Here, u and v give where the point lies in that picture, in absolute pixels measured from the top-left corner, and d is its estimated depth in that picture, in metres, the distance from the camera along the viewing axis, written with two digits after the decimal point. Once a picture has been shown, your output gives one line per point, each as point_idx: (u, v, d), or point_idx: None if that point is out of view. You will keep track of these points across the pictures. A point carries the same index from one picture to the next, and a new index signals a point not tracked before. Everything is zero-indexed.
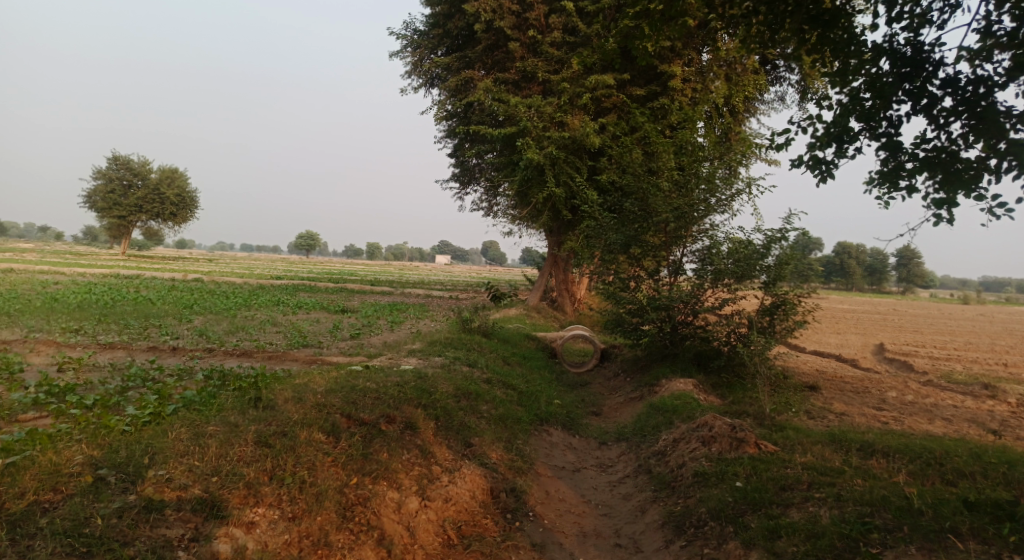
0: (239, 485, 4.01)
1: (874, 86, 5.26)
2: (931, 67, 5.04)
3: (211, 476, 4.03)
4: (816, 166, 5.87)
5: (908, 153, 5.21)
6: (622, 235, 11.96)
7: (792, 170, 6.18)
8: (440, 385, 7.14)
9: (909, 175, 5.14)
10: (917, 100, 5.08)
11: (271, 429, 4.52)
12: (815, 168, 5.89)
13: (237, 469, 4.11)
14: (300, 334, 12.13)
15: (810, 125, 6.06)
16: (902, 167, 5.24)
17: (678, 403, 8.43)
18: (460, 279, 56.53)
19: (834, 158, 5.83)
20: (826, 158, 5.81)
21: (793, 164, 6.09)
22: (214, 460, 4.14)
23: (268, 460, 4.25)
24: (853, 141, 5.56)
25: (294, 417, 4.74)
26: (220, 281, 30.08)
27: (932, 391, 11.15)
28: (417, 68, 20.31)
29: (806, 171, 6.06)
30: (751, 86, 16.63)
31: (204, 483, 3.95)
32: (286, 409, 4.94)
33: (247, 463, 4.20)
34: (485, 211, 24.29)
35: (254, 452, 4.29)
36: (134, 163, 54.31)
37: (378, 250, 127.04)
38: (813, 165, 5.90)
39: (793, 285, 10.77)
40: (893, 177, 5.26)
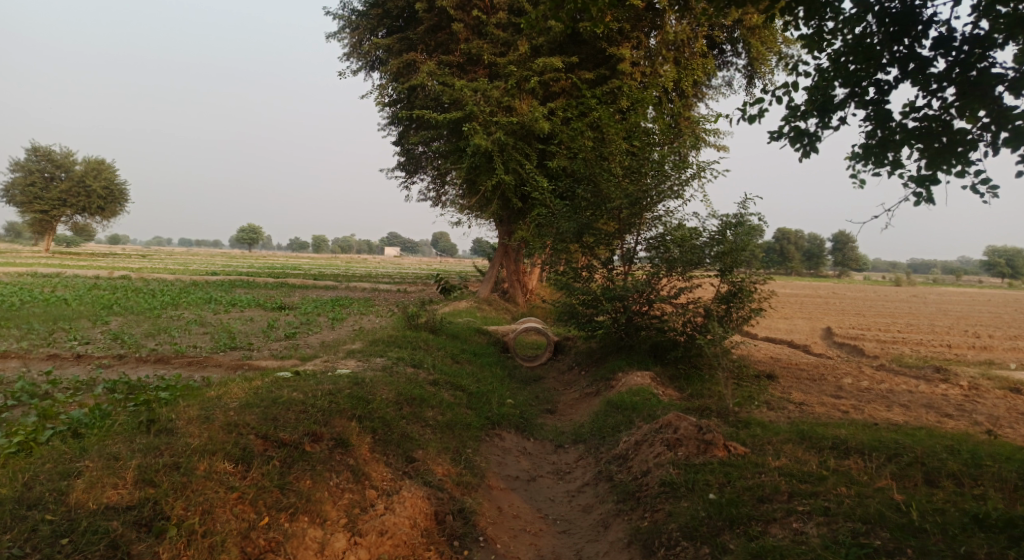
0: (98, 547, 3.22)
1: (860, 48, 4.79)
2: (923, 25, 4.60)
3: (61, 537, 3.24)
4: (798, 138, 5.39)
5: (899, 123, 4.78)
6: (575, 222, 11.43)
7: (770, 143, 5.65)
8: (379, 391, 6.44)
9: (901, 147, 4.72)
10: (908, 63, 4.65)
11: (159, 461, 3.75)
12: (797, 141, 5.41)
13: (101, 523, 3.33)
14: (229, 335, 11.16)
15: (787, 94, 5.55)
16: (892, 137, 4.81)
17: (638, 400, 7.95)
18: (409, 271, 55.43)
19: (817, 130, 5.35)
20: (810, 128, 5.31)
21: (772, 137, 5.59)
22: (70, 512, 3.37)
23: (148, 506, 3.48)
24: (837, 110, 5.09)
25: (192, 444, 3.97)
26: (150, 278, 28.35)
27: (885, 376, 11.06)
28: (356, 51, 19.30)
29: (786, 144, 5.55)
30: (700, 70, 16.33)
31: (45, 549, 3.16)
32: (186, 433, 4.16)
33: (117, 512, 3.43)
34: (433, 200, 23.46)
35: (132, 495, 3.52)
36: (57, 155, 51.04)
37: (323, 242, 124.02)
38: (794, 138, 5.41)
39: (748, 274, 10.42)
40: (884, 149, 4.83)
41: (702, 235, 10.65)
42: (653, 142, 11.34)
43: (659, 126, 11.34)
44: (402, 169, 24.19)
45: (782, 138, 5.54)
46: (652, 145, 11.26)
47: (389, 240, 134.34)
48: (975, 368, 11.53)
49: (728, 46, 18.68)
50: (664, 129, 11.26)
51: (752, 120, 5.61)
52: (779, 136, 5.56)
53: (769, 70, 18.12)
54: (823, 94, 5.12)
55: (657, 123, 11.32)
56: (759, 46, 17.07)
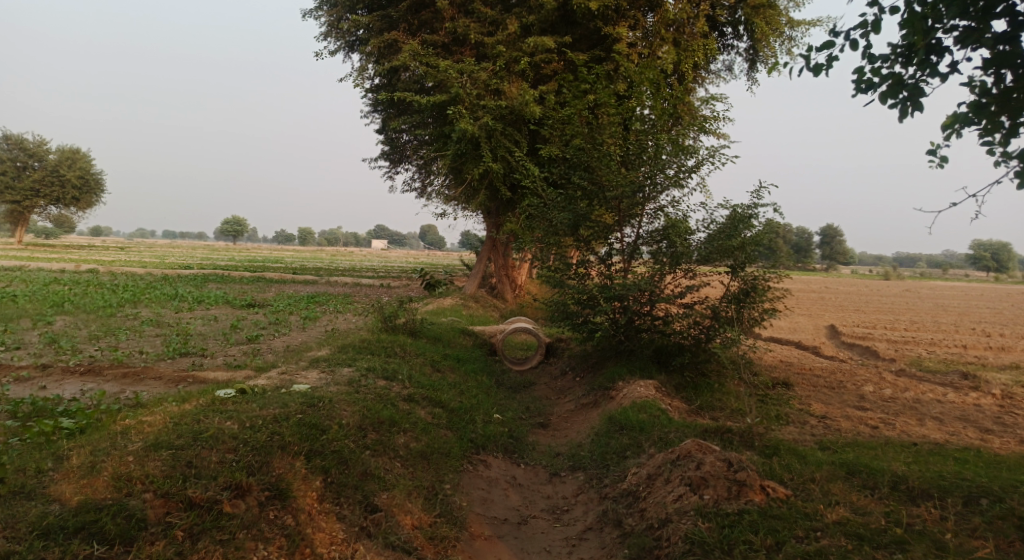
0: None
1: None
2: None
3: None
4: (894, 90, 4.26)
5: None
6: (570, 211, 10.32)
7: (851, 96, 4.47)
8: (341, 415, 5.35)
9: None
10: None
11: None
12: (892, 95, 4.28)
13: None
14: (184, 339, 9.97)
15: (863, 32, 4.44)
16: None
17: (645, 417, 6.89)
18: (395, 263, 54.16)
19: (915, 78, 4.26)
20: (910, 75, 4.23)
21: (856, 91, 4.43)
22: None
23: None
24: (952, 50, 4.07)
25: (42, 525, 3.02)
26: (118, 272, 26.96)
27: (908, 383, 10.08)
28: (334, 31, 18.06)
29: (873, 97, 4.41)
30: (701, 51, 15.30)
31: None
32: (55, 508, 3.17)
33: None
34: (418, 191, 22.29)
35: None
36: (29, 143, 49.28)
37: (310, 233, 122.06)
38: (888, 91, 4.28)
39: (759, 271, 9.44)
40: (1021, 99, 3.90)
41: (695, 234, 9.76)
42: (642, 123, 10.43)
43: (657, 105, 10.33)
44: (385, 159, 22.98)
45: (869, 90, 4.39)
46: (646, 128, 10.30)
47: (377, 233, 132.55)
48: (1004, 374, 10.57)
49: (729, 29, 17.67)
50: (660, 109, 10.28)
51: (829, 69, 4.40)
52: (864, 89, 4.41)
53: (772, 54, 17.11)
54: (932, 33, 4.06)
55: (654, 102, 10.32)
56: (763, 26, 16.04)
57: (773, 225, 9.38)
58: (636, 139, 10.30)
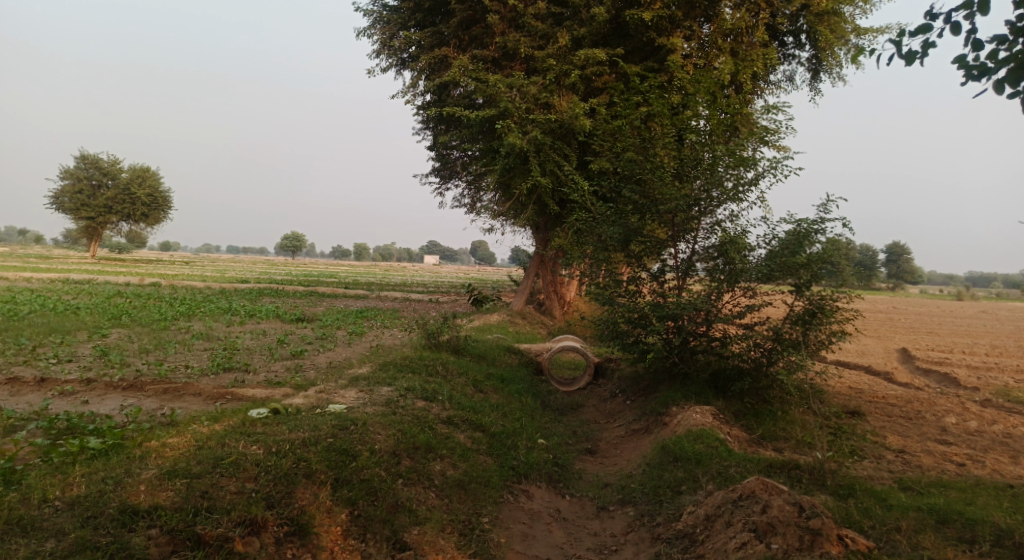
0: None
1: None
2: None
3: None
4: (1016, 73, 3.79)
5: None
6: (621, 226, 9.89)
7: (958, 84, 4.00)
8: (374, 439, 5.06)
9: None
10: None
11: None
12: (1013, 78, 3.80)
13: None
14: (229, 354, 9.93)
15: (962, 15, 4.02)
16: None
17: (701, 448, 6.37)
18: (445, 279, 54.42)
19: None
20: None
21: (967, 78, 3.93)
22: None
23: None
24: None
25: None
26: (178, 285, 27.78)
27: (996, 415, 9.18)
28: (386, 48, 18.13)
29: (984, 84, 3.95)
30: (760, 61, 14.67)
31: None
32: (50, 545, 3.08)
33: None
34: (468, 207, 22.19)
35: None
36: (104, 162, 51.80)
37: (364, 249, 124.38)
38: (1009, 74, 3.81)
39: (826, 290, 8.78)
40: None
41: (753, 250, 9.20)
42: (697, 134, 9.98)
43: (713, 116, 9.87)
44: (436, 175, 23.00)
45: (982, 76, 3.91)
46: (703, 139, 9.83)
47: (430, 248, 134.03)
48: None
49: (790, 38, 16.98)
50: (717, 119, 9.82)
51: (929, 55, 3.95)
52: (975, 76, 3.92)
53: (837, 63, 16.35)
54: None
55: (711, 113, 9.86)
56: (827, 34, 15.31)
57: (841, 241, 8.71)
58: (691, 151, 9.85)
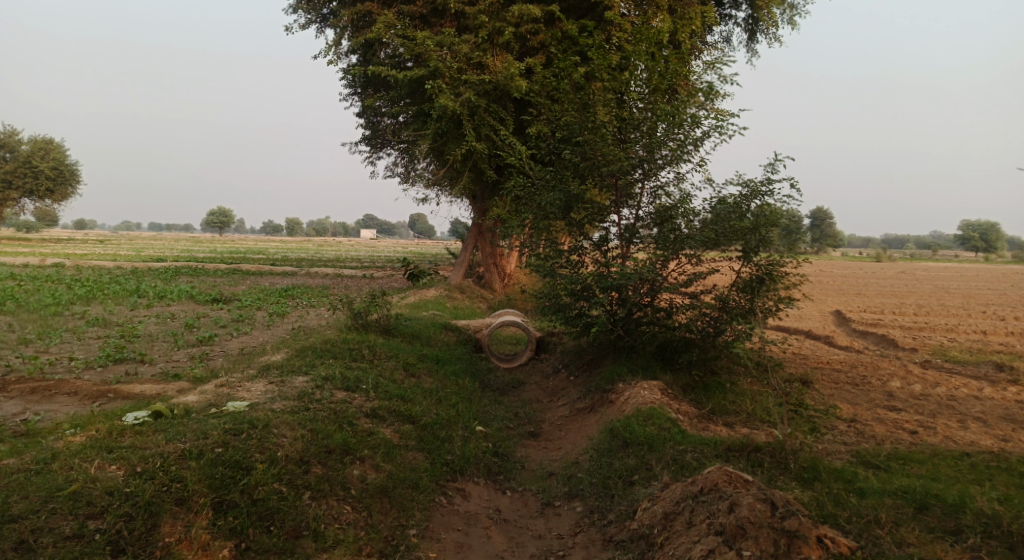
0: None
1: None
2: None
3: None
4: None
5: None
6: (561, 191, 9.20)
7: None
8: (278, 445, 4.26)
9: None
10: None
11: None
12: None
13: None
14: (126, 342, 8.80)
15: None
16: None
17: (653, 430, 5.82)
18: (381, 252, 52.84)
19: None
20: None
21: None
22: None
23: None
24: None
25: None
26: (87, 266, 25.57)
27: (938, 377, 9.06)
28: (303, 2, 16.51)
29: None
30: (699, 19, 14.16)
31: None
32: None
33: None
34: (401, 177, 21.11)
35: None
36: (0, 134, 47.44)
37: (297, 223, 120.09)
38: None
39: (776, 254, 8.34)
40: None
41: (698, 216, 8.73)
42: (636, 93, 9.41)
43: (654, 73, 9.26)
44: (366, 143, 21.72)
45: None
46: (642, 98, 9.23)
47: (365, 221, 130.68)
48: None
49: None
50: (658, 78, 9.23)
51: None
52: None
53: (774, 22, 16.04)
54: None
55: (651, 70, 9.25)
56: None
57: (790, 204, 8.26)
58: (630, 113, 9.27)
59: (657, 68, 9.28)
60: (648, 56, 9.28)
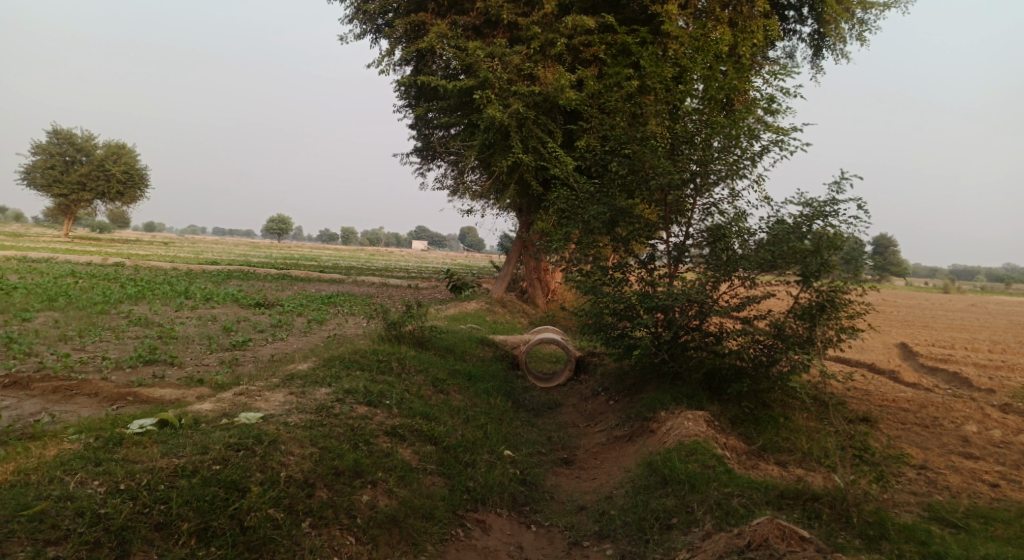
0: None
1: None
2: None
3: None
4: None
5: None
6: (606, 204, 8.76)
7: None
8: (283, 464, 3.95)
9: None
10: None
11: None
12: None
13: None
14: (160, 344, 8.75)
15: None
16: None
17: (696, 468, 5.29)
18: (430, 264, 53.06)
19: None
20: None
21: None
22: None
23: None
24: None
25: None
26: (144, 266, 26.31)
27: (1021, 423, 8.15)
28: (359, 14, 16.47)
29: None
30: (761, 32, 13.55)
31: None
32: None
33: None
34: (450, 188, 20.99)
35: None
36: (77, 138, 49.89)
37: (351, 233, 122.26)
38: None
39: (839, 280, 7.66)
40: None
41: (754, 236, 8.15)
42: (689, 105, 8.96)
43: (710, 85, 8.76)
44: (417, 155, 21.71)
45: None
46: (694, 109, 8.77)
47: (417, 233, 132.28)
48: None
49: (791, 11, 15.86)
50: (714, 90, 8.73)
51: None
52: None
53: (842, 37, 15.26)
54: None
55: (708, 81, 8.76)
56: (833, 6, 14.21)
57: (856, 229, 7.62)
58: (678, 125, 8.84)
59: (713, 80, 8.81)
60: (705, 67, 8.79)
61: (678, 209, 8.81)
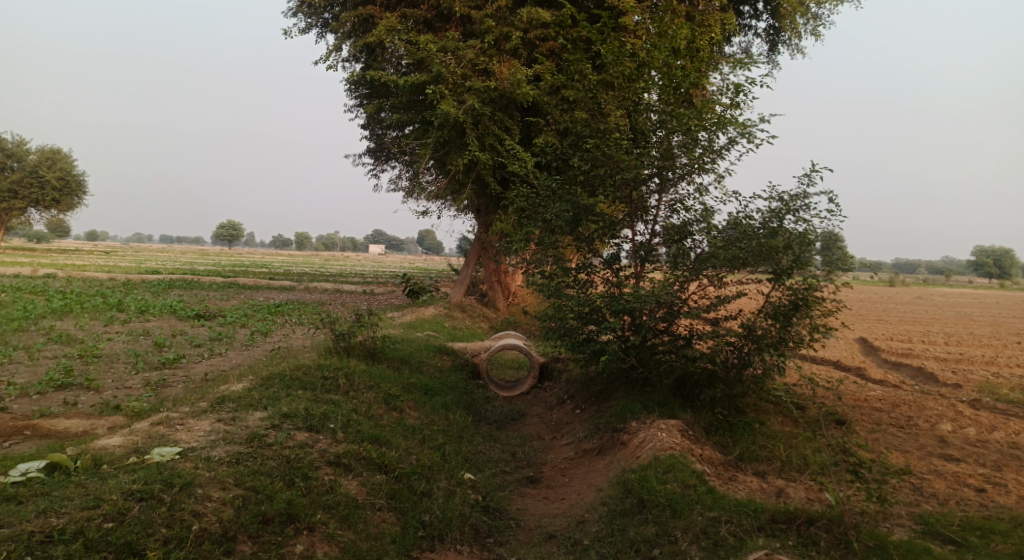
0: None
1: None
2: None
3: None
4: None
5: None
6: (568, 202, 8.27)
7: None
8: (196, 514, 3.37)
9: None
10: None
11: None
12: None
13: None
14: (80, 365, 7.86)
15: None
16: None
17: (676, 489, 4.82)
18: (386, 268, 51.91)
19: None
20: None
21: None
22: None
23: None
24: None
25: None
26: (80, 277, 24.75)
27: (994, 419, 7.96)
28: (303, 7, 15.58)
29: None
30: (718, 26, 13.30)
31: None
32: None
33: None
34: (404, 190, 20.28)
35: None
36: (8, 143, 47.13)
37: (305, 238, 119.52)
38: None
39: (811, 277, 7.34)
40: None
41: (723, 232, 7.76)
42: (650, 98, 8.59)
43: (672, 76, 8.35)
44: (370, 156, 20.93)
45: None
46: (657, 101, 8.40)
47: (373, 237, 130.14)
48: None
49: (746, 6, 15.74)
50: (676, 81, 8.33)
51: None
52: None
53: (797, 32, 15.19)
54: None
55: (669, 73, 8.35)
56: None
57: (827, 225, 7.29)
58: (640, 118, 8.45)
59: (675, 71, 8.44)
60: (667, 57, 8.38)
61: (643, 206, 8.39)
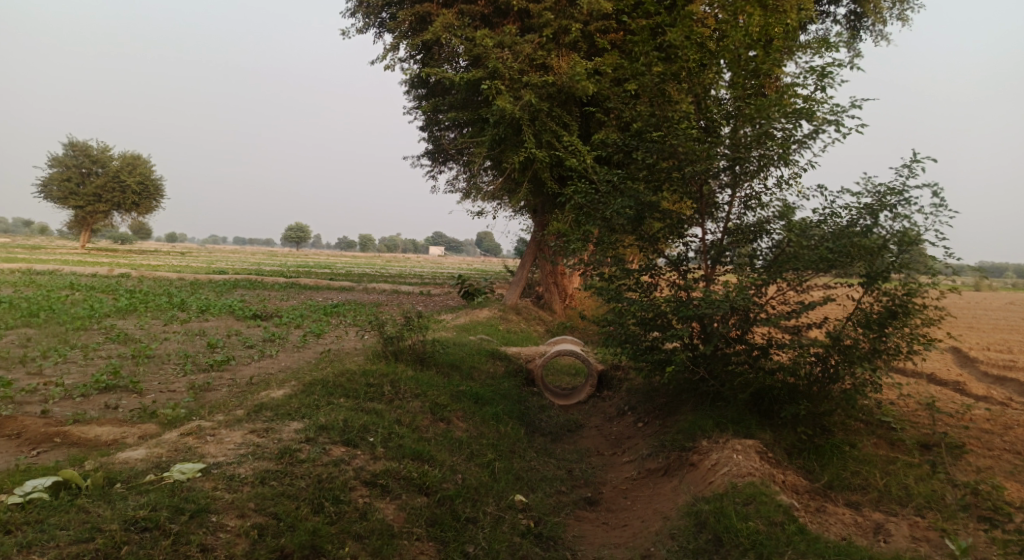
0: None
1: None
2: None
3: None
4: None
5: None
6: (630, 197, 7.64)
7: None
8: (204, 548, 3.12)
9: None
10: None
11: None
12: None
13: None
14: (129, 365, 7.74)
15: None
16: None
17: (759, 529, 4.36)
18: (447, 270, 51.89)
19: None
20: None
21: None
22: None
23: None
24: None
25: None
26: (151, 276, 25.49)
27: None
28: (361, 6, 15.39)
29: None
30: (794, 11, 12.35)
31: None
32: None
33: None
34: (462, 191, 19.97)
35: None
36: (93, 149, 49.60)
37: (369, 240, 122.20)
38: None
39: (910, 280, 6.49)
40: None
41: (805, 230, 6.96)
42: (719, 89, 7.88)
43: (746, 64, 7.63)
44: (428, 157, 20.72)
45: None
46: (728, 87, 7.68)
47: (435, 239, 131.68)
48: None
49: None
50: (749, 69, 7.61)
51: None
52: None
53: (883, 17, 14.01)
54: None
55: (741, 60, 7.64)
56: None
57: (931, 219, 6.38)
58: (709, 106, 7.74)
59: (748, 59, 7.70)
60: (740, 44, 7.66)
61: (713, 203, 7.68)
